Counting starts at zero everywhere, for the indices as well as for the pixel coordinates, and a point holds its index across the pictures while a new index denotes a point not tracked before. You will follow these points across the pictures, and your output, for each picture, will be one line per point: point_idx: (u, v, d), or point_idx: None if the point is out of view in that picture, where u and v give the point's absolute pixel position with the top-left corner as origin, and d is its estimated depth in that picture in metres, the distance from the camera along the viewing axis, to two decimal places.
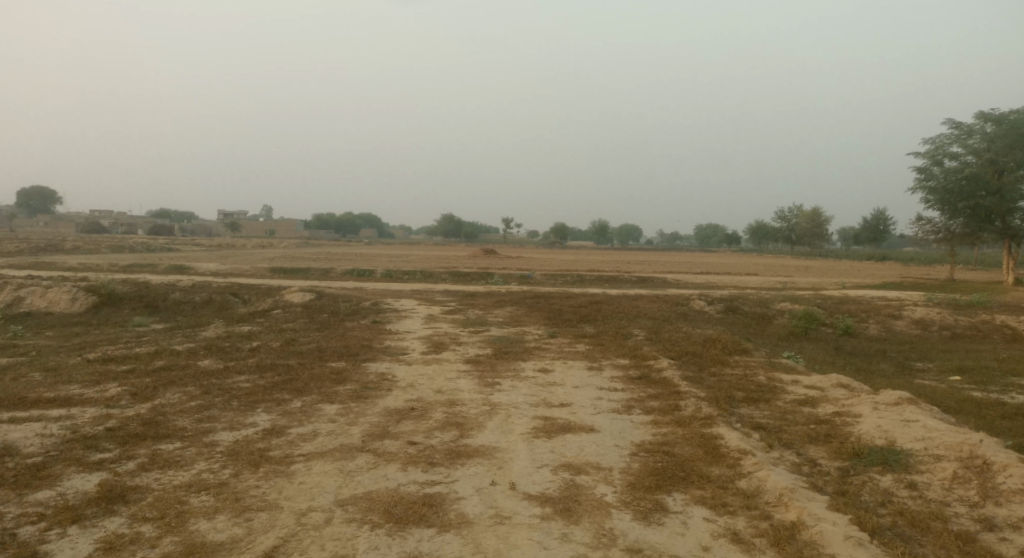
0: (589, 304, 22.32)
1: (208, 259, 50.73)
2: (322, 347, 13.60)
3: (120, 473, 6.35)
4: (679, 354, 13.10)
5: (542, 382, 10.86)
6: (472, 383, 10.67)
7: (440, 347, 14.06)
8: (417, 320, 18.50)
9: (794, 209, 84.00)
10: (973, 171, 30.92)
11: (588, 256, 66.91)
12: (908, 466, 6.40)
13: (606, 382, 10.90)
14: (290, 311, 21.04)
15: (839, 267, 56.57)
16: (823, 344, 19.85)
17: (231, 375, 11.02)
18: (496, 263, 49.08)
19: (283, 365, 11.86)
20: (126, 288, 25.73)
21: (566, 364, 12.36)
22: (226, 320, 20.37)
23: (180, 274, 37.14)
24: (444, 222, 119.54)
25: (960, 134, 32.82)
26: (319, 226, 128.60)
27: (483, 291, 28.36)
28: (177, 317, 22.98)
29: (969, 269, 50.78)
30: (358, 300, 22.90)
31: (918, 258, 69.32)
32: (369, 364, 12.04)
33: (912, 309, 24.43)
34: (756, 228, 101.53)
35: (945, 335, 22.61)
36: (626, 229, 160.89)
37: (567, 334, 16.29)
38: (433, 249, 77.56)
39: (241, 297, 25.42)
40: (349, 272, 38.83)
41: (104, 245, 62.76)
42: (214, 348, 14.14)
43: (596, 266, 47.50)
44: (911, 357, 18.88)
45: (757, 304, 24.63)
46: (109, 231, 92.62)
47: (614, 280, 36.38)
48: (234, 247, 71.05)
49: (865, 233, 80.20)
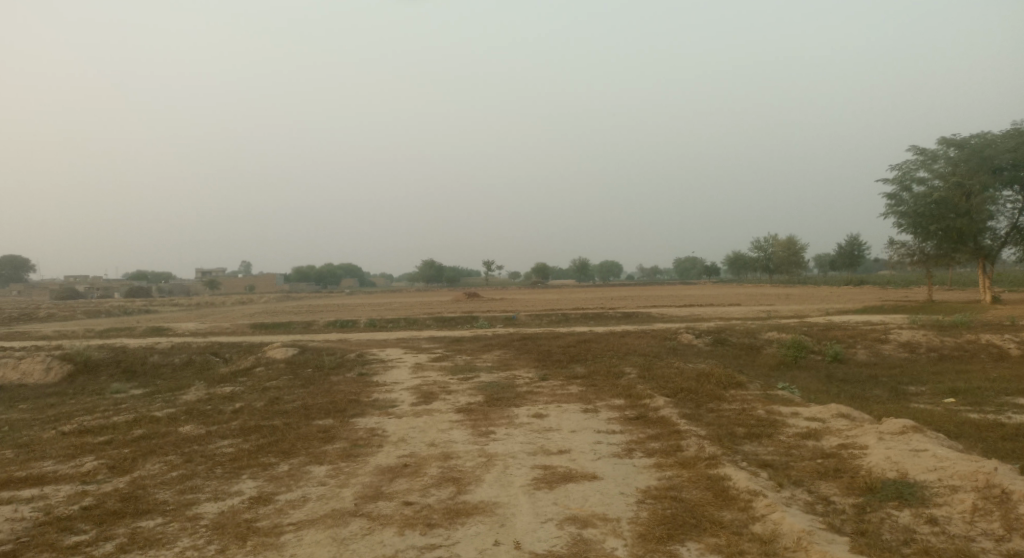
0: (577, 344, 22.08)
1: (187, 319, 49.86)
2: (308, 404, 13.17)
3: (97, 556, 5.92)
4: (674, 390, 12.87)
5: (538, 428, 10.55)
6: (466, 434, 10.33)
7: (430, 397, 13.69)
8: (405, 370, 18.12)
9: (770, 238, 85.19)
10: (941, 195, 31.58)
11: (572, 295, 66.95)
12: (926, 500, 6.25)
13: (603, 424, 10.61)
14: (274, 368, 20.53)
15: (819, 293, 57.11)
16: (814, 373, 19.76)
17: (213, 440, 10.57)
18: (480, 306, 48.84)
19: (268, 425, 11.42)
20: (102, 353, 25.03)
21: (561, 408, 12.08)
22: (207, 381, 19.81)
23: (158, 336, 36.36)
24: (424, 268, 119.41)
25: (925, 160, 33.65)
26: (299, 278, 127.71)
27: (469, 336, 28.03)
28: (155, 381, 22.32)
29: (946, 289, 51.50)
30: (343, 352, 22.46)
31: (895, 280, 70.24)
32: (358, 420, 11.64)
33: (898, 332, 24.52)
34: (734, 258, 102.65)
35: (933, 357, 22.67)
36: (606, 266, 161.83)
37: (558, 376, 16.02)
38: (416, 296, 77.18)
39: (222, 357, 24.83)
40: (332, 324, 38.29)
41: (79, 310, 61.66)
42: (195, 412, 13.63)
43: (580, 305, 47.46)
44: (903, 381, 18.83)
45: (744, 335, 24.58)
46: (85, 295, 91.18)
47: (600, 317, 36.26)
48: (213, 305, 70.17)
49: (841, 259, 81.36)
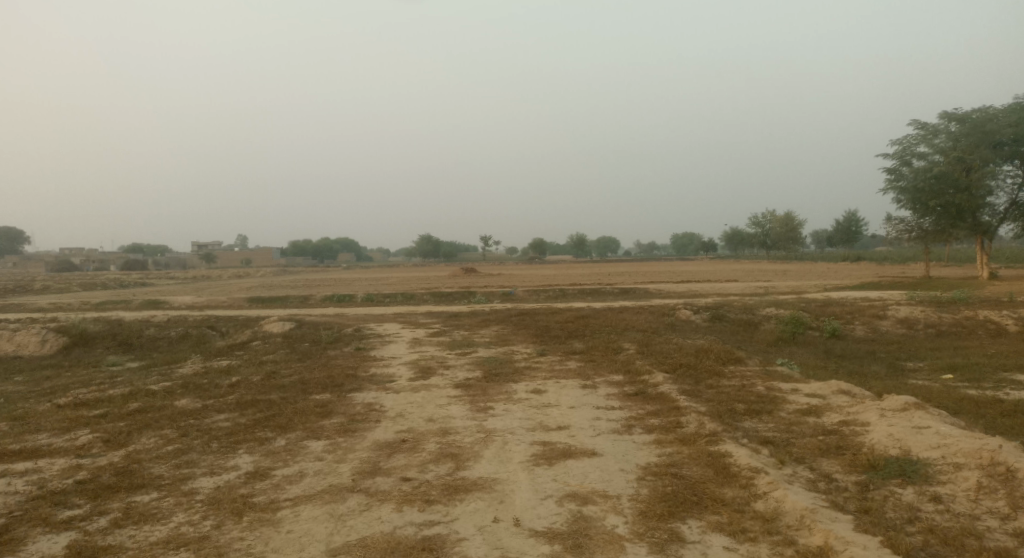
0: (575, 319, 22.00)
1: (183, 292, 49.67)
2: (305, 379, 13.08)
3: (90, 532, 5.83)
4: (673, 366, 12.80)
5: (537, 404, 10.47)
6: (464, 410, 10.25)
7: (428, 372, 13.61)
8: (402, 344, 18.04)
9: (768, 214, 84.97)
10: (941, 170, 31.34)
11: (569, 270, 66.85)
12: (929, 477, 6.19)
13: (602, 400, 10.54)
14: (271, 342, 20.43)
15: (816, 270, 57.09)
16: (813, 349, 19.74)
17: (210, 414, 10.48)
18: (477, 281, 48.75)
19: (265, 400, 11.33)
20: (98, 326, 24.91)
21: (559, 384, 12.00)
22: (204, 355, 19.72)
23: (155, 309, 36.23)
24: (421, 243, 119.11)
25: (926, 135, 33.35)
26: (296, 252, 127.25)
27: (467, 311, 27.94)
28: (152, 354, 22.23)
29: (943, 266, 51.49)
30: (340, 326, 22.36)
31: (892, 257, 70.34)
32: (355, 395, 11.55)
33: (896, 308, 24.49)
34: (732, 234, 102.50)
35: (931, 333, 22.67)
36: (604, 241, 161.57)
37: (557, 351, 15.94)
38: (413, 270, 77.04)
39: (219, 330, 24.71)
40: (329, 298, 38.17)
41: (75, 283, 61.48)
42: (192, 385, 13.54)
43: (577, 280, 47.39)
44: (901, 357, 18.84)
45: (742, 310, 24.52)
46: (80, 268, 90.80)
47: (597, 292, 36.19)
48: (210, 278, 69.96)
49: (839, 235, 81.26)
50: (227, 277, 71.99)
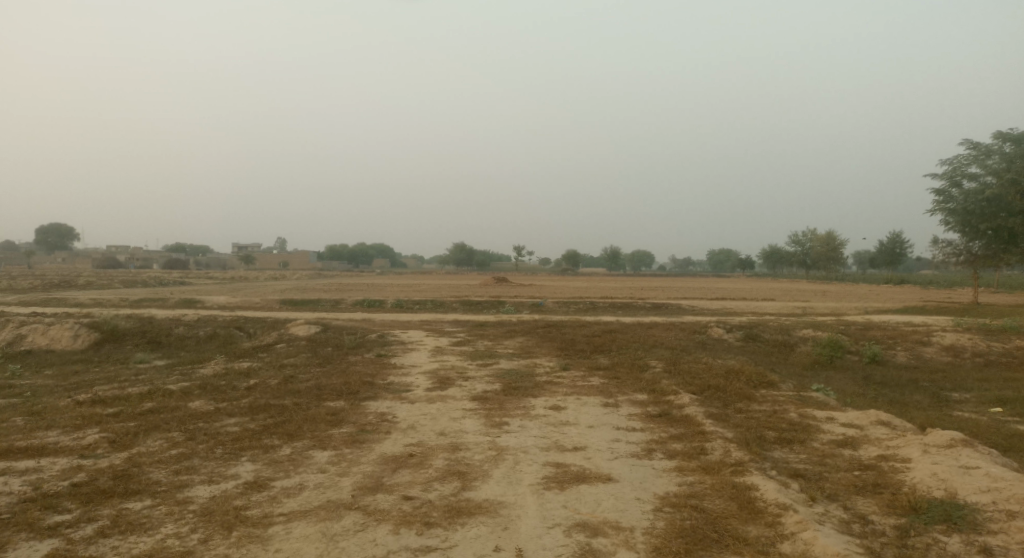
0: (603, 334, 21.44)
1: (218, 292, 50.36)
2: (321, 385, 12.86)
3: (74, 540, 5.60)
4: (701, 388, 12.22)
5: (555, 421, 10.04)
6: (479, 424, 9.87)
7: (446, 383, 13.26)
8: (424, 353, 17.74)
9: (808, 233, 82.98)
10: (993, 193, 29.99)
11: (602, 282, 66.12)
12: (978, 525, 5.58)
13: (623, 420, 10.06)
14: (294, 345, 20.35)
15: (858, 292, 55.37)
16: (851, 374, 18.85)
17: (221, 417, 10.31)
18: (508, 290, 48.50)
19: (278, 405, 11.11)
20: (130, 323, 25.23)
21: (580, 401, 11.53)
22: (228, 356, 19.74)
23: (188, 307, 36.73)
24: (455, 251, 119.66)
25: (979, 155, 31.99)
26: (331, 257, 128.90)
27: (493, 321, 27.58)
28: (179, 353, 22.36)
29: (993, 292, 49.41)
30: (365, 332, 22.21)
31: (938, 281, 67.83)
32: (369, 404, 11.26)
33: (941, 335, 23.36)
34: (768, 252, 100.43)
35: (979, 362, 21.52)
36: (638, 255, 159.76)
37: (581, 366, 15.45)
38: (445, 278, 77.22)
39: (246, 331, 24.80)
40: (358, 303, 38.25)
41: (116, 279, 63.19)
42: (208, 387, 13.42)
43: (609, 293, 46.69)
44: (945, 387, 17.86)
45: (778, 331, 23.68)
46: (123, 265, 93.42)
47: (628, 306, 35.51)
48: (246, 279, 71.30)
49: (881, 256, 78.87)
50: (263, 279, 73.08)
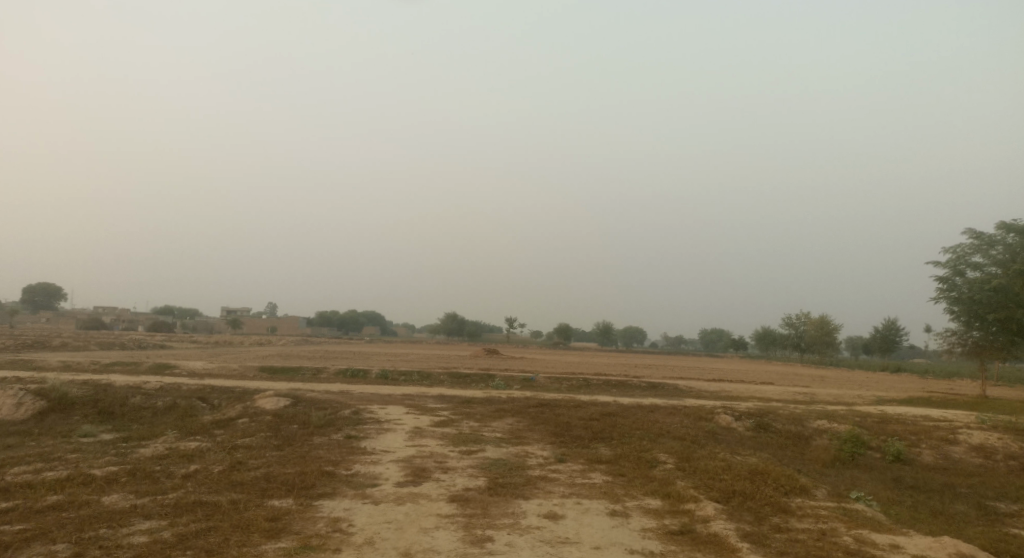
0: (602, 418, 19.37)
1: (196, 358, 47.87)
2: (271, 476, 10.76)
3: None
4: (725, 494, 10.24)
5: (550, 538, 8.02)
6: (454, 540, 7.81)
7: (421, 476, 11.18)
8: (400, 434, 15.61)
9: (801, 316, 81.64)
10: (1001, 283, 28.66)
11: (596, 359, 63.87)
12: None
13: (636, 540, 8.03)
14: (258, 421, 18.11)
15: (859, 378, 53.41)
16: (877, 475, 16.84)
17: (133, 520, 8.20)
18: (499, 364, 46.26)
19: (209, 503, 9.03)
20: (82, 390, 22.94)
21: (582, 508, 9.49)
22: (181, 432, 17.49)
23: (159, 374, 34.40)
24: (446, 320, 118.02)
25: (982, 245, 30.69)
26: (321, 323, 127.05)
27: (481, 397, 25.39)
28: (131, 426, 20.03)
29: (999, 385, 47.47)
30: (337, 407, 20.01)
31: (937, 371, 66.14)
32: (322, 505, 9.18)
33: (968, 432, 21.40)
34: (762, 334, 98.69)
35: (1014, 466, 19.47)
36: (631, 332, 158.54)
37: (578, 458, 13.43)
38: (435, 347, 74.90)
39: (210, 403, 22.53)
40: (341, 373, 35.96)
41: (94, 341, 60.68)
42: (138, 474, 11.29)
43: (604, 370, 44.62)
44: (987, 495, 15.81)
45: (790, 420, 21.66)
46: (107, 327, 90.96)
47: (624, 386, 33.38)
48: (228, 344, 68.74)
49: (877, 342, 77.23)
50: (246, 344, 70.48)
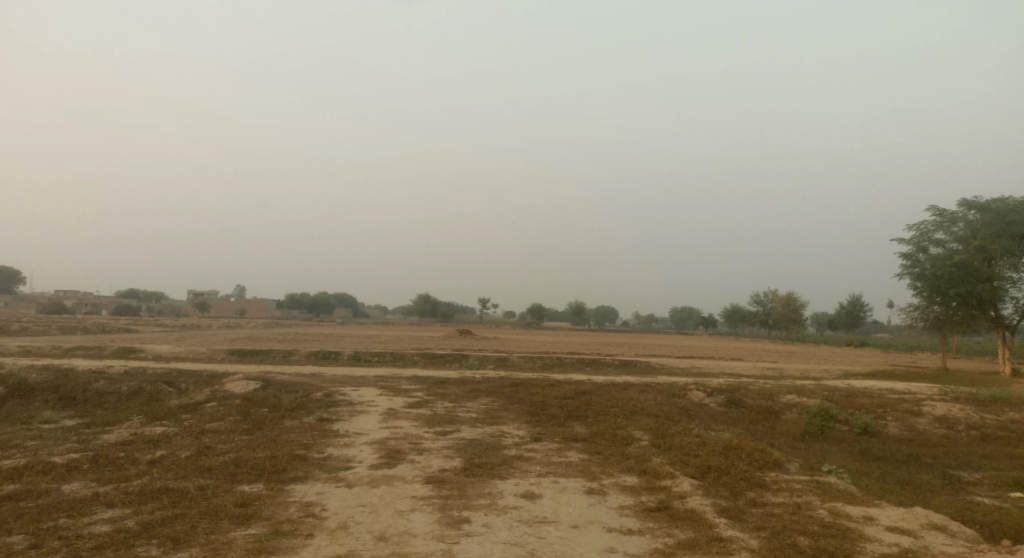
0: (577, 396, 19.36)
1: (163, 341, 46.82)
2: (240, 460, 10.47)
3: None
4: (700, 470, 10.27)
5: (528, 518, 7.92)
6: (430, 522, 7.67)
7: (396, 458, 11.00)
8: (374, 416, 15.38)
9: (770, 293, 82.98)
10: (962, 259, 29.28)
11: (570, 337, 64.14)
12: None
13: (614, 517, 7.99)
14: (227, 405, 17.71)
15: (826, 353, 54.56)
16: (846, 447, 17.15)
17: (95, 509, 7.88)
18: (472, 344, 46.11)
19: (176, 490, 8.74)
20: (42, 376, 22.19)
21: (559, 487, 9.42)
22: (147, 417, 17.02)
23: (124, 358, 33.51)
24: (419, 301, 117.43)
25: (944, 222, 31.25)
26: (292, 305, 125.44)
27: (455, 377, 25.23)
28: (95, 412, 19.45)
29: (959, 358, 48.92)
30: (309, 390, 19.68)
31: (900, 345, 67.96)
32: (295, 489, 8.96)
33: (932, 404, 21.93)
34: (731, 312, 100.19)
35: (975, 436, 20.01)
36: (603, 311, 159.74)
37: (554, 436, 13.37)
38: (407, 329, 74.48)
39: (177, 388, 21.99)
40: (313, 355, 35.47)
41: (55, 326, 58.97)
42: (101, 461, 10.90)
43: (577, 348, 44.80)
44: (951, 465, 16.21)
45: (761, 395, 21.93)
46: (70, 311, 88.50)
47: (597, 364, 33.53)
48: (196, 327, 67.38)
49: (842, 318, 78.94)
50: (214, 327, 69.20)
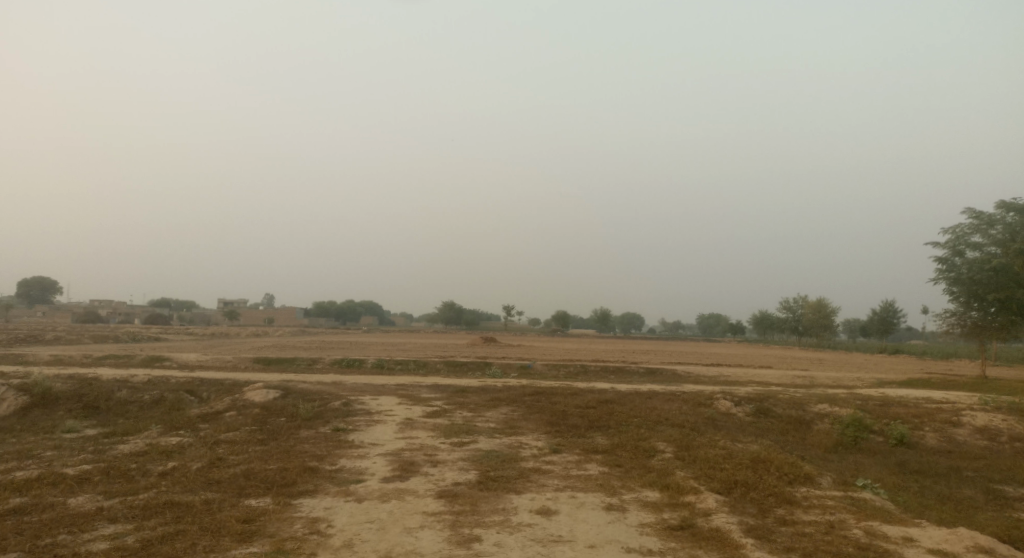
0: (599, 405, 18.90)
1: (190, 350, 47.39)
2: (250, 473, 10.23)
3: None
4: (726, 485, 9.76)
5: (543, 537, 7.52)
6: (439, 540, 7.32)
7: (408, 470, 10.67)
8: (391, 426, 15.10)
9: (799, 299, 81.29)
10: (1000, 262, 28.16)
11: (595, 345, 63.43)
12: None
13: (634, 537, 7.55)
14: (245, 414, 17.58)
15: (858, 361, 53.10)
16: (881, 460, 16.41)
17: (96, 525, 7.67)
18: (495, 352, 45.84)
19: (182, 504, 8.52)
20: (66, 385, 22.38)
21: (578, 503, 9.00)
22: (165, 426, 16.96)
23: (151, 367, 33.86)
24: (444, 309, 117.91)
25: (981, 225, 30.09)
26: (319, 313, 126.63)
27: (475, 386, 24.89)
28: (117, 421, 19.50)
29: (999, 365, 47.18)
30: (328, 398, 19.51)
31: (936, 352, 65.99)
32: (302, 504, 8.68)
33: (973, 414, 20.98)
34: (759, 318, 98.48)
35: (1019, 448, 19.05)
36: (628, 318, 158.45)
37: (574, 448, 12.93)
38: (431, 337, 74.32)
39: (198, 397, 22.00)
40: (336, 363, 35.45)
41: (88, 335, 59.98)
42: (113, 472, 10.76)
43: (602, 356, 44.20)
44: (994, 479, 15.40)
45: (790, 405, 21.21)
46: (102, 320, 90.34)
47: (621, 372, 32.93)
48: (224, 336, 68.12)
49: (875, 324, 76.99)
50: (242, 335, 69.80)
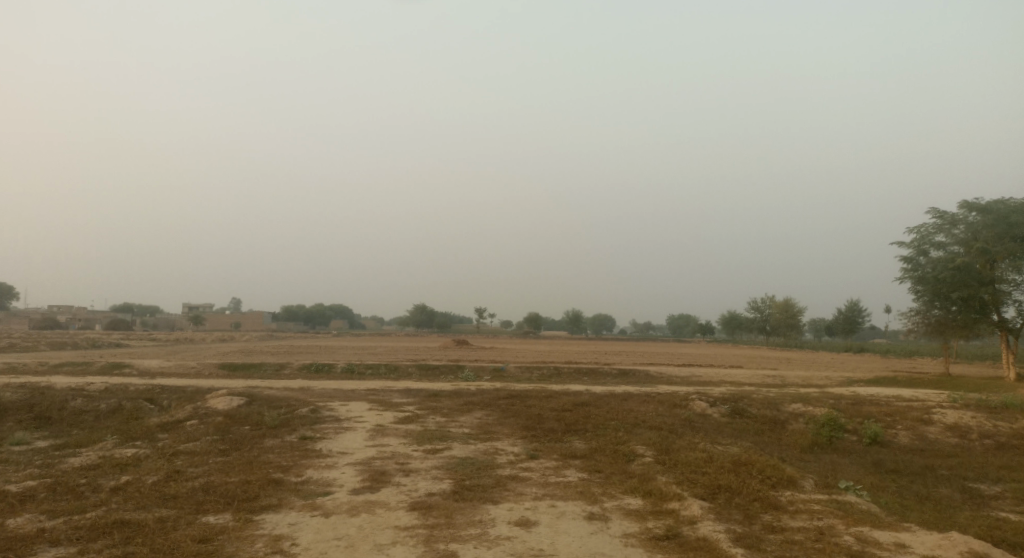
0: (575, 408, 18.56)
1: (153, 356, 45.97)
2: (210, 487, 9.61)
3: None
4: (710, 490, 9.45)
5: (523, 551, 7.10)
6: None
7: (379, 481, 10.15)
8: (361, 433, 14.52)
9: (767, 299, 82.26)
10: (963, 261, 28.57)
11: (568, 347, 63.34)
12: None
13: (618, 549, 7.17)
14: (207, 423, 16.83)
15: (826, 360, 53.83)
16: (857, 459, 16.35)
17: (35, 550, 7.01)
18: (466, 354, 45.33)
19: (133, 522, 7.88)
20: (17, 394, 21.24)
21: (558, 512, 8.60)
22: (122, 437, 16.13)
23: (110, 374, 32.56)
24: (416, 312, 116.99)
25: (945, 224, 30.50)
26: (287, 318, 124.49)
27: (448, 389, 24.36)
28: (70, 432, 18.51)
29: (962, 363, 48.20)
30: (295, 405, 18.82)
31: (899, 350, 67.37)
32: (266, 520, 8.11)
33: (943, 412, 21.14)
34: (728, 319, 99.53)
35: (989, 445, 19.22)
36: (599, 320, 159.05)
37: (551, 453, 12.53)
38: (403, 340, 73.39)
39: (158, 405, 21.06)
40: (304, 368, 34.55)
41: (44, 341, 57.81)
42: (60, 488, 10.05)
43: (575, 358, 43.99)
44: (968, 477, 15.43)
45: (765, 405, 21.12)
46: (61, 326, 87.40)
47: (595, 373, 32.69)
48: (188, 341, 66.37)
49: (841, 324, 78.29)
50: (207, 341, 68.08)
